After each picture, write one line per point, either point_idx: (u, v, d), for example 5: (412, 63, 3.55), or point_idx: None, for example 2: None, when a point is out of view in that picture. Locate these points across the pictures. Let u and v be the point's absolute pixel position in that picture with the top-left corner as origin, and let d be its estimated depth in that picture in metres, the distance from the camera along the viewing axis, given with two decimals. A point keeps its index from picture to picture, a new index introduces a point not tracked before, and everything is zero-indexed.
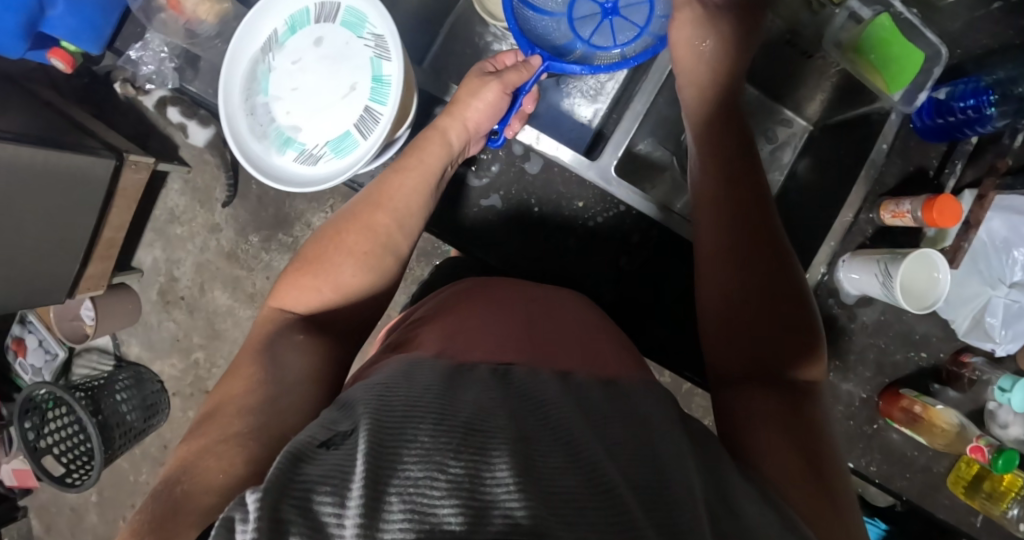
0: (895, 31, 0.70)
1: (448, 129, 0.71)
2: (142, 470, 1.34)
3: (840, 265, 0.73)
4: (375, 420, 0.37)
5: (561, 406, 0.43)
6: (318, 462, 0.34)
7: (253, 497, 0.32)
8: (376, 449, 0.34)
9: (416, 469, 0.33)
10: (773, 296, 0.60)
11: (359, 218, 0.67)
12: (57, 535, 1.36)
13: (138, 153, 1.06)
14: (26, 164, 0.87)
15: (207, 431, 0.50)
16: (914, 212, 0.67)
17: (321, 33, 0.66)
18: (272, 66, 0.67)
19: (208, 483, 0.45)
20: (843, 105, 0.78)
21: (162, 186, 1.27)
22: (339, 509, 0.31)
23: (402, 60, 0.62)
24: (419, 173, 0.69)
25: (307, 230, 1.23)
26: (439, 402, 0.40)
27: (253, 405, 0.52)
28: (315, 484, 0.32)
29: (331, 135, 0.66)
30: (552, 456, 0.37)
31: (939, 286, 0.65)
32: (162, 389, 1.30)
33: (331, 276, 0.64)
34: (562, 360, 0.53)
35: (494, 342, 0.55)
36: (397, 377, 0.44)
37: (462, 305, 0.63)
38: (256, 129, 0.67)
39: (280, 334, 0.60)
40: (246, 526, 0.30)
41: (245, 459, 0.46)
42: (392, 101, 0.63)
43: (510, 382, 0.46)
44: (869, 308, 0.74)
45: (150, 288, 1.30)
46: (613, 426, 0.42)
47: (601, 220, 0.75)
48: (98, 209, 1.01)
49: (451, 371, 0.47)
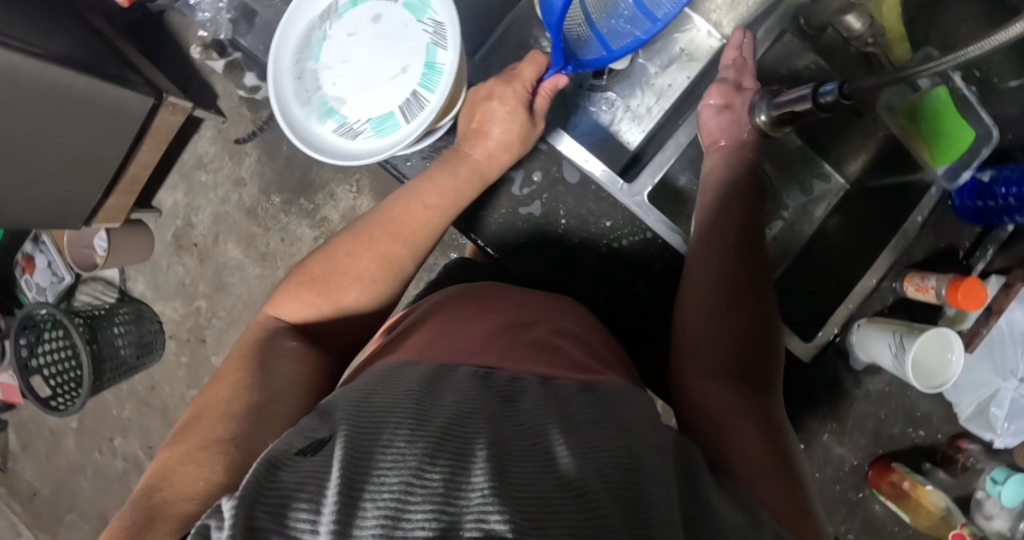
0: (949, 104, 0.68)
1: (481, 164, 0.69)
2: (125, 406, 1.35)
3: (855, 329, 0.71)
4: (352, 426, 0.33)
5: (548, 408, 0.39)
6: (295, 467, 0.32)
7: (231, 503, 0.30)
8: (351, 456, 0.31)
9: (391, 476, 0.30)
10: (745, 327, 0.62)
11: (375, 242, 0.65)
12: (30, 454, 1.37)
13: (179, 96, 1.06)
14: (66, 89, 0.87)
15: (187, 436, 0.47)
16: (938, 288, 0.66)
17: (381, 10, 0.65)
18: (328, 35, 0.66)
19: (188, 490, 0.41)
20: (884, 168, 0.76)
21: (195, 132, 1.28)
22: (312, 516, 0.29)
23: (459, 52, 0.62)
24: (442, 208, 0.68)
25: (329, 200, 1.24)
26: (420, 404, 0.36)
27: (240, 408, 0.49)
28: (292, 492, 0.30)
29: (375, 113, 0.65)
30: (531, 458, 0.33)
31: (950, 368, 0.64)
32: (160, 330, 1.31)
33: (335, 297, 0.62)
34: (546, 365, 0.47)
35: (480, 340, 0.49)
36: (378, 379, 0.40)
37: (458, 302, 0.58)
38: (301, 94, 0.66)
39: (274, 341, 0.58)
40: (221, 533, 0.28)
41: (227, 466, 0.43)
42: (441, 91, 0.63)
43: (493, 385, 0.41)
44: (875, 377, 0.73)
45: (165, 229, 1.32)
46: (603, 425, 0.38)
47: (626, 243, 0.73)
48: (130, 140, 1.02)
49: (432, 374, 0.41)
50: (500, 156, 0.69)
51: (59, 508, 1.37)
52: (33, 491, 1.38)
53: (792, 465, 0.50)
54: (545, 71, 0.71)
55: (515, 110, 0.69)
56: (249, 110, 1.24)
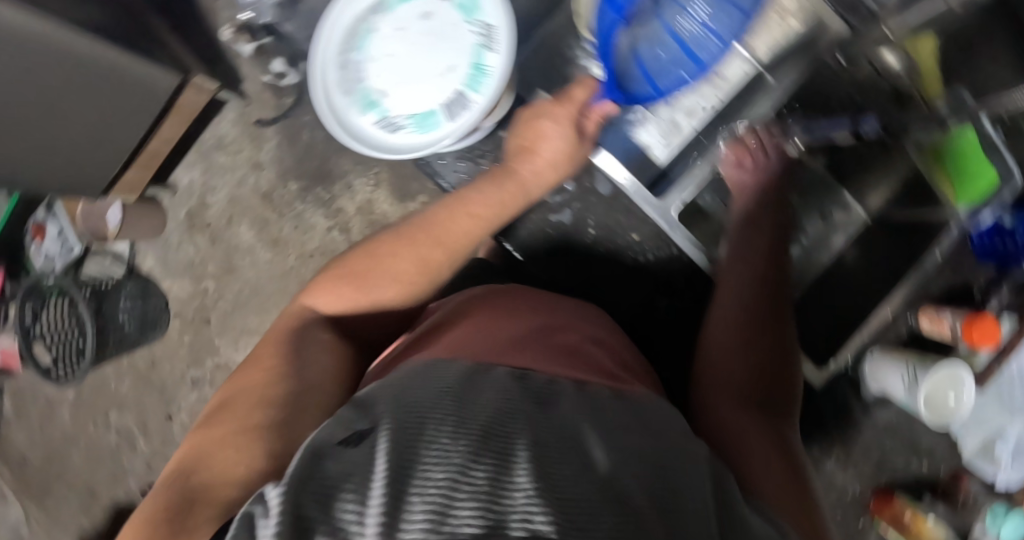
0: (976, 144, 0.66)
1: (528, 181, 0.69)
2: (124, 380, 1.34)
3: (867, 357, 0.74)
4: (396, 422, 0.32)
5: (587, 418, 0.38)
6: (340, 459, 0.30)
7: (277, 491, 0.28)
8: (397, 449, 0.29)
9: (437, 471, 0.28)
10: (768, 358, 0.63)
11: (416, 243, 0.62)
12: (24, 421, 1.36)
13: (205, 77, 1.11)
14: (98, 60, 0.87)
15: (223, 420, 0.47)
16: (953, 322, 0.69)
17: (430, 7, 0.66)
18: (375, 27, 0.67)
19: (228, 475, 0.40)
20: (907, 203, 0.75)
21: (217, 113, 1.28)
22: (359, 507, 0.26)
23: (509, 55, 0.63)
24: (485, 219, 0.66)
25: (346, 191, 1.25)
26: (460, 403, 0.35)
27: (277, 395, 0.48)
28: (338, 483, 0.28)
29: (418, 109, 0.67)
30: (575, 461, 0.31)
31: (956, 407, 0.65)
32: (166, 308, 1.31)
33: (370, 291, 0.60)
34: (577, 370, 0.47)
35: (512, 341, 0.49)
36: (414, 376, 0.39)
37: (487, 302, 0.59)
38: (344, 83, 0.67)
39: (306, 332, 0.57)
40: (270, 521, 0.26)
41: (268, 454, 0.42)
42: (487, 92, 0.64)
43: (529, 385, 0.40)
44: (885, 409, 0.77)
45: (179, 208, 1.32)
46: (638, 439, 0.37)
47: (651, 258, 0.76)
48: (152, 116, 1.06)
49: (469, 371, 0.41)
50: (547, 174, 0.69)
51: (49, 478, 1.36)
52: (24, 458, 1.37)
53: (811, 491, 0.51)
54: (596, 96, 0.71)
55: (569, 127, 0.69)
56: (273, 96, 1.24)
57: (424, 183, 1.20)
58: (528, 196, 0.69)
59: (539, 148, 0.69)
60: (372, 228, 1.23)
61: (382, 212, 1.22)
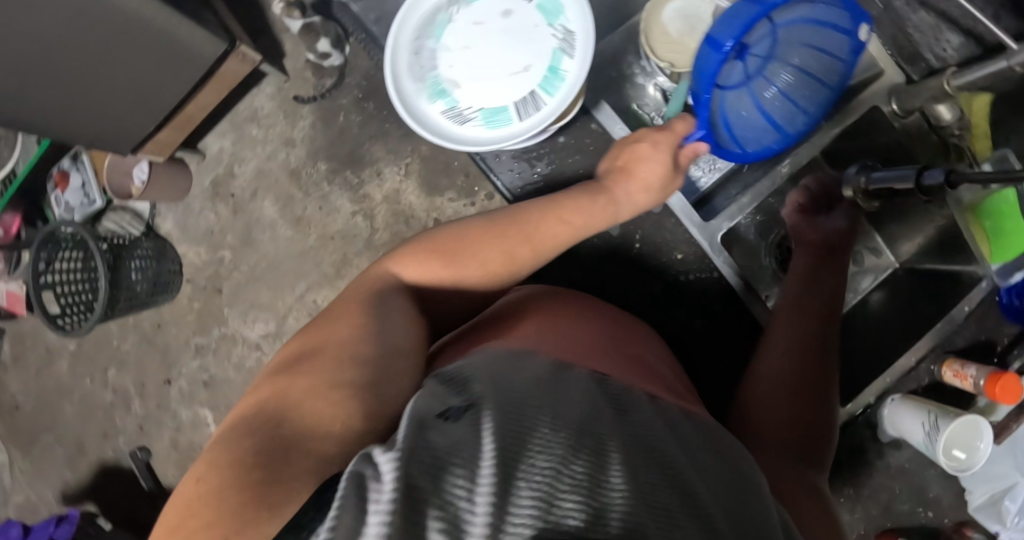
0: (1015, 206, 0.68)
1: (620, 201, 0.66)
2: (127, 339, 1.34)
3: (889, 402, 0.75)
4: (497, 406, 0.34)
5: (661, 438, 0.39)
6: (443, 433, 0.32)
7: (388, 458, 0.30)
8: (503, 432, 0.31)
9: (542, 459, 0.30)
10: (810, 403, 0.64)
11: (506, 236, 0.60)
12: (22, 367, 1.36)
13: (249, 47, 1.09)
14: (154, 24, 0.87)
15: (308, 372, 0.44)
16: (977, 378, 0.69)
17: (511, 6, 0.70)
18: (453, 18, 0.70)
19: (321, 435, 0.38)
20: (939, 256, 0.78)
21: (255, 85, 1.28)
22: (468, 483, 0.28)
23: (586, 64, 0.67)
24: (576, 227, 0.64)
25: (374, 177, 1.24)
26: (550, 400, 0.37)
27: (369, 355, 0.45)
28: (445, 455, 0.29)
29: (488, 104, 0.70)
30: (655, 472, 0.34)
31: (978, 454, 0.67)
32: (179, 272, 1.31)
33: (456, 270, 0.59)
34: (648, 382, 0.50)
35: (588, 344, 0.52)
36: (502, 363, 0.42)
37: (547, 304, 0.61)
38: (416, 69, 0.70)
39: (385, 294, 0.55)
40: (382, 493, 0.28)
41: (362, 416, 0.40)
42: (561, 97, 0.69)
43: (608, 389, 0.43)
44: (898, 453, 0.79)
45: (205, 174, 1.31)
46: (702, 457, 0.40)
47: (693, 278, 0.78)
48: (192, 81, 1.05)
49: (553, 371, 0.43)
50: (640, 199, 0.67)
51: (40, 426, 1.36)
52: (17, 404, 1.36)
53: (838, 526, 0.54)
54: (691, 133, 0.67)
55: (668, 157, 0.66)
56: (313, 75, 1.25)
57: (454, 179, 1.20)
58: (616, 216, 0.67)
59: (636, 172, 0.66)
60: (396, 218, 1.23)
61: (409, 203, 1.22)
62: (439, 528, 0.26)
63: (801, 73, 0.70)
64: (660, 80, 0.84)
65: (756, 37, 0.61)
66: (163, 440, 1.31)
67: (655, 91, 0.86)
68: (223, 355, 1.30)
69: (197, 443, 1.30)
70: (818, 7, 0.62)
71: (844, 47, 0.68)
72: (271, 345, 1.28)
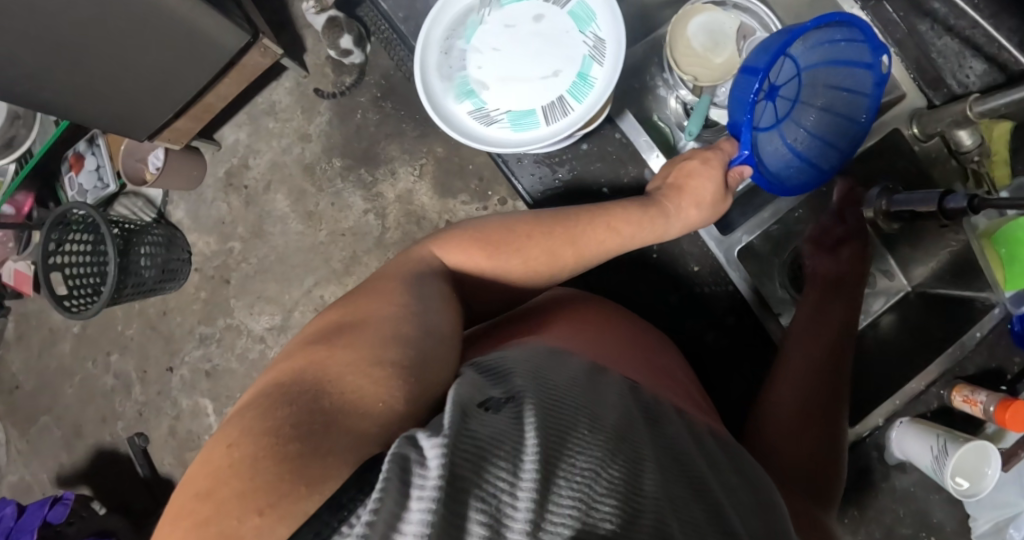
0: None
1: (670, 216, 0.66)
2: (131, 325, 1.34)
3: (897, 425, 0.76)
4: (538, 403, 0.37)
5: (668, 449, 0.43)
6: (485, 422, 0.34)
7: (433, 445, 0.31)
8: (545, 431, 0.34)
9: (581, 463, 0.34)
10: (821, 424, 0.65)
11: (553, 235, 0.61)
12: (25, 346, 1.36)
13: (271, 40, 1.10)
14: (177, 13, 0.87)
15: (349, 342, 0.42)
16: (986, 404, 0.69)
17: (543, 11, 0.71)
18: (484, 20, 0.72)
19: (363, 409, 0.37)
20: (952, 280, 0.77)
21: (275, 79, 1.29)
22: (512, 476, 0.31)
23: (615, 71, 0.68)
24: (619, 236, 0.64)
25: (388, 177, 1.25)
26: (585, 404, 0.41)
27: (413, 335, 0.44)
28: (490, 445, 0.32)
29: (515, 107, 0.72)
30: (669, 486, 0.38)
31: (984, 480, 0.68)
32: (187, 261, 1.30)
33: (499, 261, 0.59)
34: (673, 394, 0.55)
35: (619, 353, 0.57)
36: (542, 360, 0.46)
37: (575, 309, 0.64)
38: (445, 69, 0.72)
39: (425, 274, 0.55)
40: (428, 476, 0.30)
41: (407, 393, 0.39)
42: (588, 103, 0.69)
43: (641, 397, 0.48)
44: (903, 476, 0.79)
45: (219, 165, 1.32)
46: (712, 472, 0.45)
47: (708, 290, 0.79)
48: (212, 71, 1.06)
49: (590, 372, 0.47)
50: (690, 215, 0.67)
51: (39, 406, 1.36)
52: (17, 383, 1.37)
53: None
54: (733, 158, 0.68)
55: (719, 176, 0.66)
56: (333, 72, 1.25)
57: (468, 182, 1.20)
58: (665, 232, 0.67)
59: (688, 188, 0.66)
60: (408, 218, 1.23)
61: (421, 203, 1.22)
62: (482, 519, 0.29)
63: (828, 116, 0.74)
64: (682, 93, 0.84)
65: (782, 70, 0.69)
66: (161, 427, 1.31)
67: (677, 104, 0.86)
68: (226, 346, 1.29)
69: (194, 432, 1.29)
70: (834, 46, 0.70)
71: (864, 100, 0.71)
72: (275, 338, 1.28)
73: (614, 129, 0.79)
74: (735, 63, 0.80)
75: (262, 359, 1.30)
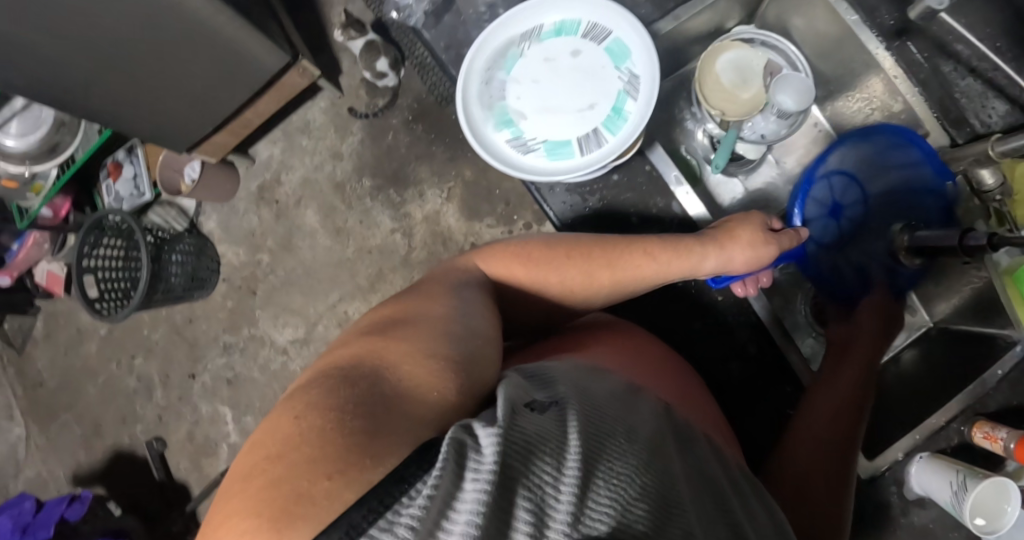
0: None
1: (707, 255, 0.68)
2: (157, 330, 1.37)
3: (915, 459, 0.76)
4: (580, 410, 0.40)
5: (696, 469, 0.45)
6: (533, 420, 0.37)
7: (488, 433, 0.34)
8: (587, 434, 0.37)
9: (618, 466, 0.36)
10: (836, 460, 0.65)
11: (593, 258, 0.64)
12: (53, 345, 1.39)
13: (310, 62, 1.15)
14: (224, 32, 0.92)
15: (409, 333, 0.48)
16: (1006, 441, 0.69)
17: (581, 47, 0.75)
18: (524, 53, 0.75)
19: (421, 397, 0.42)
20: (974, 316, 0.78)
21: (310, 98, 1.33)
22: (557, 471, 0.33)
23: (649, 108, 0.72)
24: (654, 265, 0.66)
25: (416, 198, 1.28)
26: (622, 416, 0.43)
27: (462, 333, 0.49)
28: (537, 441, 0.35)
29: (551, 137, 0.75)
30: (698, 502, 0.40)
31: (1004, 517, 0.68)
32: (216, 271, 1.34)
33: (536, 277, 0.64)
34: (702, 421, 0.57)
35: (652, 375, 0.59)
36: (582, 373, 0.49)
37: (611, 332, 0.67)
38: (485, 98, 0.75)
39: (471, 282, 0.60)
40: (483, 460, 0.33)
41: (459, 384, 0.44)
42: (622, 136, 0.73)
43: (675, 419, 0.50)
44: (922, 512, 0.78)
45: (253, 179, 1.36)
46: (736, 498, 0.46)
47: (731, 319, 0.80)
48: (252, 88, 1.10)
49: (628, 389, 0.50)
50: (730, 257, 0.68)
51: (62, 404, 1.38)
52: (42, 381, 1.40)
53: None
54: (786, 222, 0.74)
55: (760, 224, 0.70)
56: (367, 94, 1.30)
57: (494, 206, 1.23)
58: (698, 268, 0.68)
59: (729, 231, 0.69)
60: (434, 239, 1.26)
61: (448, 225, 1.25)
62: (527, 507, 0.31)
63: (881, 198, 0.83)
64: (710, 127, 0.87)
65: (847, 189, 0.84)
66: (179, 432, 1.33)
67: (704, 138, 0.89)
68: (249, 355, 1.32)
69: (212, 438, 1.31)
70: (844, 152, 0.82)
71: (918, 198, 0.80)
72: (298, 350, 1.31)
73: (644, 160, 0.81)
74: (762, 98, 0.82)
75: (284, 370, 1.32)
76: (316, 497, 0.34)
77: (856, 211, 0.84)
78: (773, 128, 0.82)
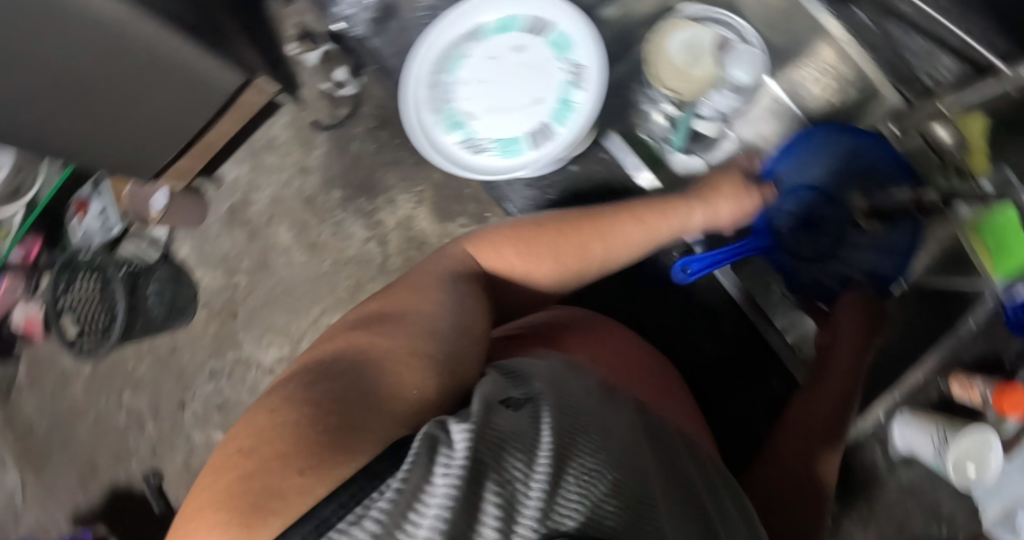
0: (1014, 222, 0.67)
1: (696, 210, 0.70)
2: (142, 363, 1.36)
3: (898, 417, 0.80)
4: (554, 407, 0.40)
5: (671, 471, 0.44)
6: (506, 418, 0.37)
7: (461, 430, 0.34)
8: (558, 431, 0.37)
9: (589, 463, 0.35)
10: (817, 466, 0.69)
11: (581, 231, 0.65)
12: (39, 389, 1.38)
13: (267, 79, 1.14)
14: (179, 57, 0.91)
15: (393, 332, 0.49)
16: (983, 390, 0.75)
17: (523, 43, 0.77)
18: (469, 54, 0.78)
19: (402, 393, 0.42)
20: (948, 270, 0.76)
21: (271, 115, 1.32)
22: (526, 469, 0.33)
23: (594, 96, 0.74)
24: (647, 226, 0.68)
25: (387, 205, 1.27)
26: (597, 413, 0.43)
27: (446, 330, 0.50)
28: (508, 439, 0.35)
29: (502, 134, 0.77)
30: (671, 505, 0.39)
31: (985, 469, 0.71)
32: (196, 297, 1.33)
33: (525, 263, 0.64)
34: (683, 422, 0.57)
35: (630, 376, 0.59)
36: (560, 370, 0.48)
37: (591, 329, 0.67)
38: (435, 101, 0.78)
39: (458, 272, 0.60)
40: (454, 457, 0.32)
41: (438, 381, 0.45)
42: (570, 127, 0.75)
43: (649, 421, 0.50)
44: (908, 469, 0.83)
45: (222, 202, 1.34)
46: (709, 502, 0.45)
47: None
48: (213, 110, 1.09)
49: (605, 388, 0.50)
50: (719, 209, 0.70)
51: (54, 446, 1.37)
52: (31, 426, 1.38)
53: None
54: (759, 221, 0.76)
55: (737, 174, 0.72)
56: (328, 105, 1.28)
57: (466, 206, 1.23)
58: (688, 224, 0.70)
59: (714, 184, 0.71)
60: (409, 244, 1.26)
61: (421, 229, 1.25)
62: (496, 502, 0.31)
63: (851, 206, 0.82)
64: (665, 106, 0.88)
65: (814, 199, 0.83)
66: (175, 462, 1.32)
67: (661, 118, 0.89)
68: (237, 379, 1.31)
69: None
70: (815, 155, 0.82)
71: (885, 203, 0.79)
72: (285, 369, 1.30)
73: None
74: (715, 75, 0.86)
75: None
76: (286, 492, 0.33)
77: (827, 219, 0.83)
78: (730, 103, 0.87)
